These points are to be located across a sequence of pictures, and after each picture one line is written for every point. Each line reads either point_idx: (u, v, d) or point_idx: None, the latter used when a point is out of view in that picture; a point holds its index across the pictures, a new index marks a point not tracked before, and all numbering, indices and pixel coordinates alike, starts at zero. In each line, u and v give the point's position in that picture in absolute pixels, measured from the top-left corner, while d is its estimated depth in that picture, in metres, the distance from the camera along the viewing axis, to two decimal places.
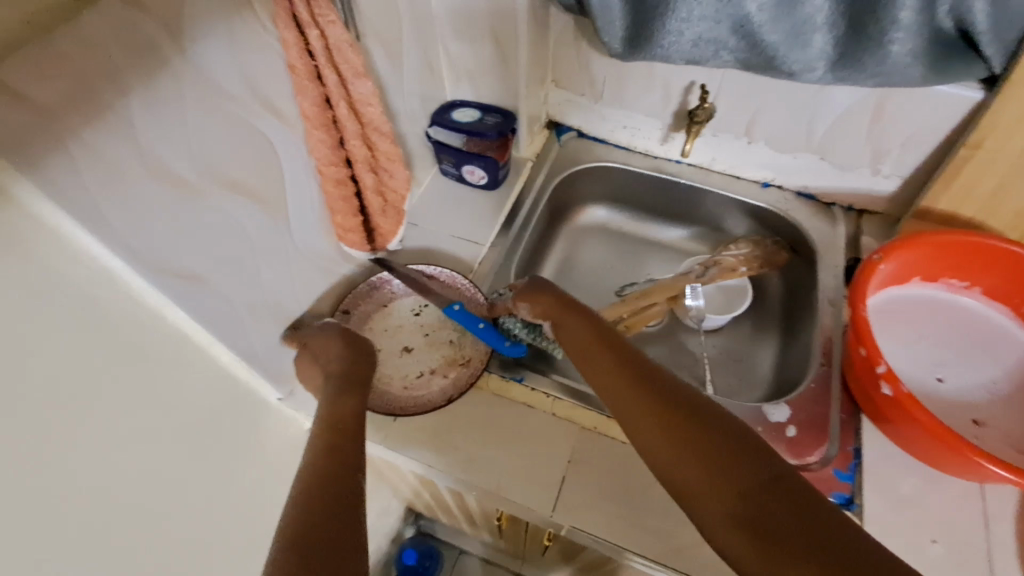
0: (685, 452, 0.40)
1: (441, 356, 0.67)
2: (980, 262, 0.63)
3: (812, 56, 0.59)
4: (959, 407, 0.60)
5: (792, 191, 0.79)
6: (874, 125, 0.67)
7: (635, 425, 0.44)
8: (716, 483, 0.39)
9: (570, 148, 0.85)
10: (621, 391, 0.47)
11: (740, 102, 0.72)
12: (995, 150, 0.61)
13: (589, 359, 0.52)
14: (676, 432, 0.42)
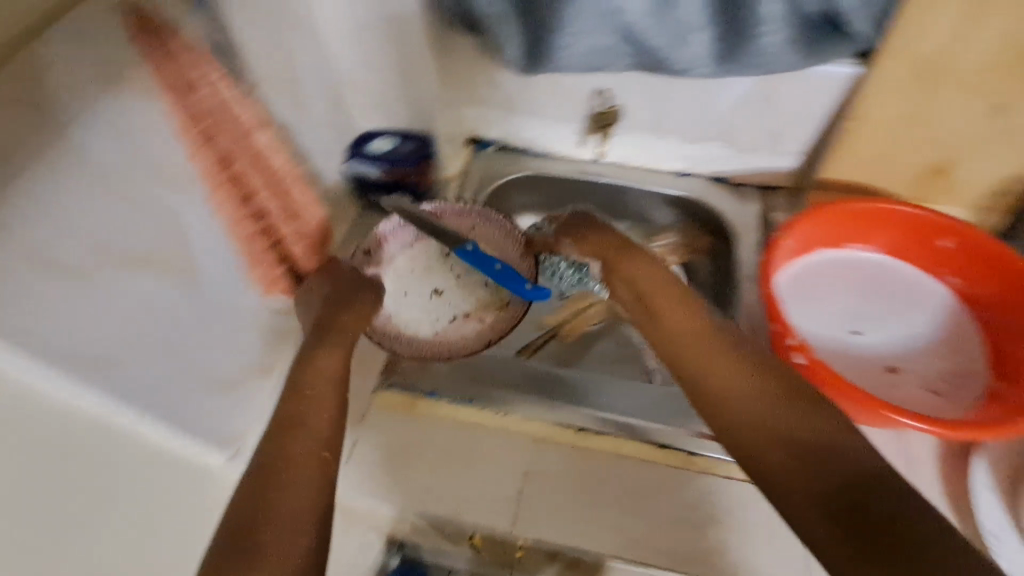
0: (768, 420, 0.45)
1: (474, 299, 0.77)
2: (874, 223, 0.67)
3: (697, 54, 0.62)
4: (876, 358, 0.65)
5: (708, 178, 0.82)
6: (769, 107, 0.71)
7: (726, 384, 0.49)
8: (779, 435, 0.44)
9: (491, 161, 0.87)
10: (714, 352, 0.52)
11: (643, 100, 0.75)
12: (877, 120, 0.66)
13: (684, 320, 0.57)
14: (747, 392, 0.48)
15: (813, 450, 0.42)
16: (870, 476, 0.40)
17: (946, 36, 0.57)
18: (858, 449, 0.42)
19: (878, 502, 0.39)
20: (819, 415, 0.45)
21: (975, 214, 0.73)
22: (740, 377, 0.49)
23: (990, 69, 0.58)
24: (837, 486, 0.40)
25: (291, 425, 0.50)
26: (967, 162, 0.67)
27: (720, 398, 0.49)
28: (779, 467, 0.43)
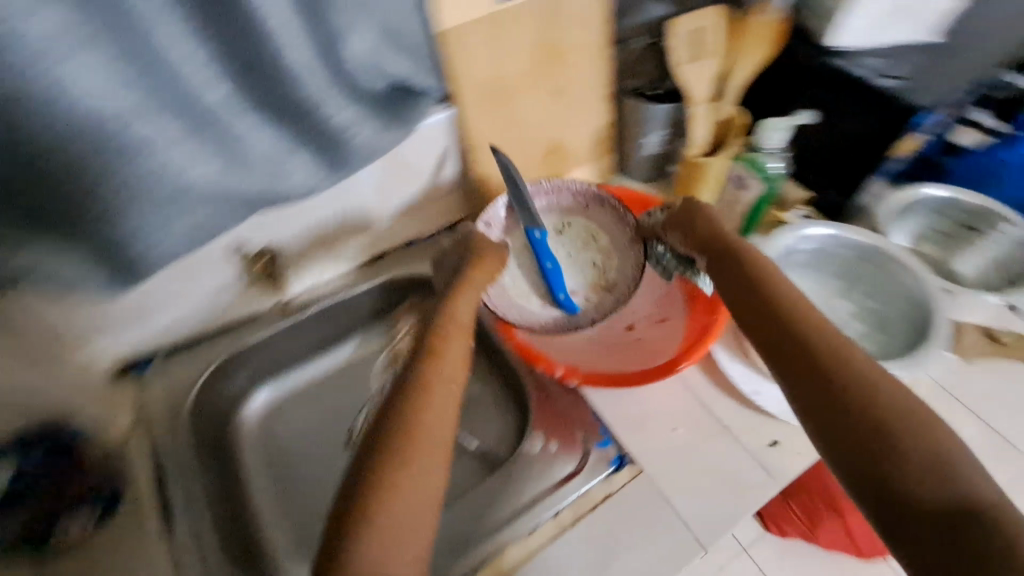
0: (880, 436, 0.43)
1: (585, 279, 0.74)
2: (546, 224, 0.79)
3: (303, 178, 0.59)
4: (613, 323, 0.73)
5: (403, 245, 0.85)
6: (406, 171, 0.73)
7: (840, 389, 0.46)
8: (874, 430, 0.43)
9: (168, 367, 0.73)
10: (828, 348, 0.48)
11: (289, 227, 0.69)
12: (488, 138, 0.75)
13: (781, 311, 0.52)
14: (861, 391, 0.45)
15: (899, 451, 0.42)
16: (954, 482, 0.40)
17: (489, 62, 0.67)
18: (951, 451, 0.41)
19: (963, 502, 0.39)
20: (912, 415, 0.43)
21: (598, 167, 0.89)
22: (848, 359, 0.47)
23: (533, 70, 0.72)
24: (913, 486, 0.40)
25: (431, 390, 0.50)
26: (566, 137, 0.82)
27: (822, 377, 0.47)
28: (863, 457, 0.43)
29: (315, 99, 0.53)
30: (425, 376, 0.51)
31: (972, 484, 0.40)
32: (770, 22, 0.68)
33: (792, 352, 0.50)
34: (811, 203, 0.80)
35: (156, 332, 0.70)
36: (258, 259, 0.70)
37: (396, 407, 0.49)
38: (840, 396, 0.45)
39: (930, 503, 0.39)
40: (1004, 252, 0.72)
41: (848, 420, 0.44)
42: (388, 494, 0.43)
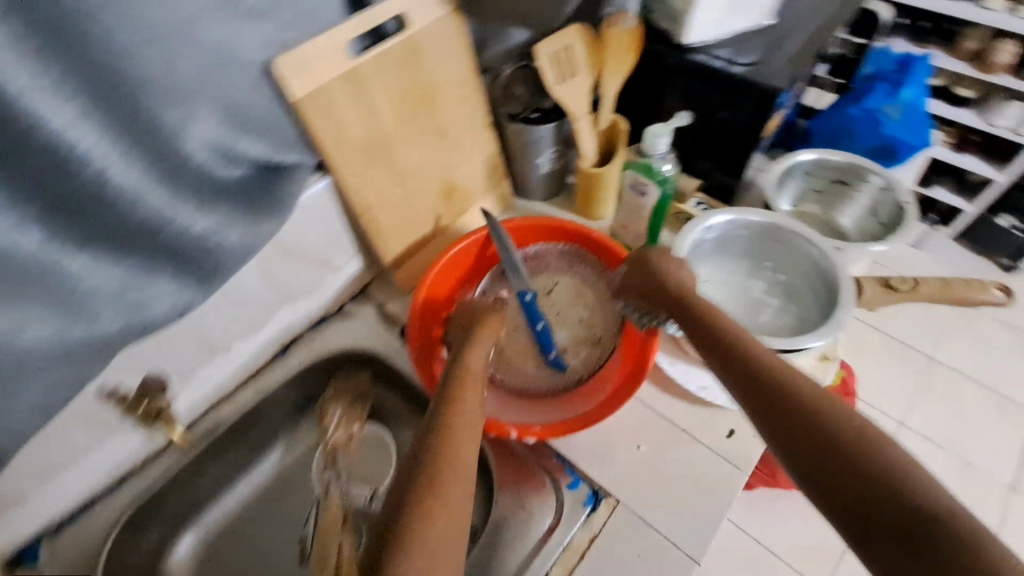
0: (833, 447, 0.47)
1: (571, 335, 0.74)
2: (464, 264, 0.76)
3: (170, 300, 0.51)
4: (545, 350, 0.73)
5: (308, 330, 0.77)
6: (290, 254, 0.66)
7: (792, 407, 0.50)
8: (834, 451, 0.46)
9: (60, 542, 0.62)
10: (774, 371, 0.53)
11: (171, 348, 0.61)
12: (375, 197, 0.69)
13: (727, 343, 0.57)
14: (807, 406, 0.49)
15: (859, 470, 0.45)
16: (912, 493, 0.43)
17: (359, 122, 0.63)
18: (906, 465, 0.45)
19: (924, 513, 0.42)
20: (866, 434, 0.47)
21: (498, 196, 0.86)
22: (800, 386, 0.51)
23: (404, 117, 0.68)
24: (876, 500, 0.43)
25: (454, 436, 0.51)
26: (457, 175, 0.78)
27: (782, 403, 0.50)
28: (827, 476, 0.46)
29: (162, 210, 0.46)
30: (449, 415, 0.53)
31: (929, 494, 0.43)
32: (629, 31, 0.68)
33: (744, 375, 0.54)
34: (701, 189, 0.85)
35: (30, 510, 0.58)
36: (138, 400, 0.60)
37: (425, 448, 0.50)
38: (800, 421, 0.49)
39: (892, 514, 0.43)
40: (874, 198, 0.79)
41: (803, 436, 0.48)
42: (422, 521, 0.45)
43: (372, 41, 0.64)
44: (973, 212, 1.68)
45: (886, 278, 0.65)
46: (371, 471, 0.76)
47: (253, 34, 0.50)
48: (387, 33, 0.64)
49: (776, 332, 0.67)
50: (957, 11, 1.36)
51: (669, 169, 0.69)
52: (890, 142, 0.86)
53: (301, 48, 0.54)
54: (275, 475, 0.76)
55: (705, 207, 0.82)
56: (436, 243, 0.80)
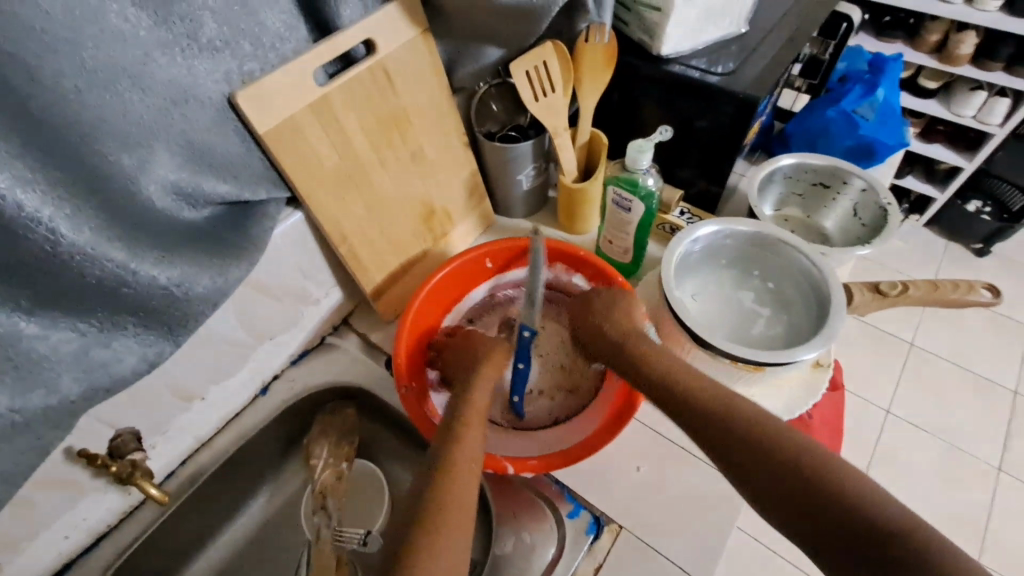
0: (780, 467, 0.47)
1: (549, 376, 0.73)
2: (450, 289, 0.73)
3: (135, 355, 0.47)
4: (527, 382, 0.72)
5: (287, 366, 0.74)
6: (266, 293, 0.64)
7: (734, 433, 0.51)
8: (784, 473, 0.47)
9: None
10: (709, 400, 0.53)
11: (144, 400, 0.57)
12: (353, 227, 0.66)
13: (664, 374, 0.57)
14: (748, 431, 0.50)
15: (809, 488, 0.45)
16: (871, 508, 0.42)
17: (330, 152, 0.60)
18: (855, 476, 0.45)
19: (884, 526, 0.41)
20: (806, 449, 0.47)
21: (478, 216, 0.84)
22: (741, 411, 0.52)
23: (377, 143, 0.65)
24: (833, 511, 0.43)
25: (455, 473, 0.49)
26: (436, 198, 0.76)
27: (723, 430, 0.51)
28: (782, 500, 0.46)
29: (125, 263, 0.43)
30: (453, 453, 0.51)
31: (884, 503, 0.43)
32: (603, 45, 0.68)
33: (684, 408, 0.54)
34: (683, 199, 0.84)
35: None
36: (106, 464, 0.55)
37: (425, 490, 0.48)
38: (743, 447, 0.50)
39: (852, 532, 0.42)
40: (855, 201, 0.79)
41: (749, 460, 0.49)
42: (431, 558, 0.42)
43: (340, 67, 0.61)
44: (944, 199, 1.72)
45: (875, 284, 0.65)
46: (365, 513, 0.72)
47: (209, 71, 0.47)
48: (356, 58, 0.62)
49: (768, 343, 0.66)
50: (918, 5, 1.38)
51: (653, 183, 0.68)
52: (866, 142, 0.86)
53: (263, 80, 0.52)
54: (263, 519, 0.73)
55: (689, 216, 0.81)
56: (419, 269, 0.78)
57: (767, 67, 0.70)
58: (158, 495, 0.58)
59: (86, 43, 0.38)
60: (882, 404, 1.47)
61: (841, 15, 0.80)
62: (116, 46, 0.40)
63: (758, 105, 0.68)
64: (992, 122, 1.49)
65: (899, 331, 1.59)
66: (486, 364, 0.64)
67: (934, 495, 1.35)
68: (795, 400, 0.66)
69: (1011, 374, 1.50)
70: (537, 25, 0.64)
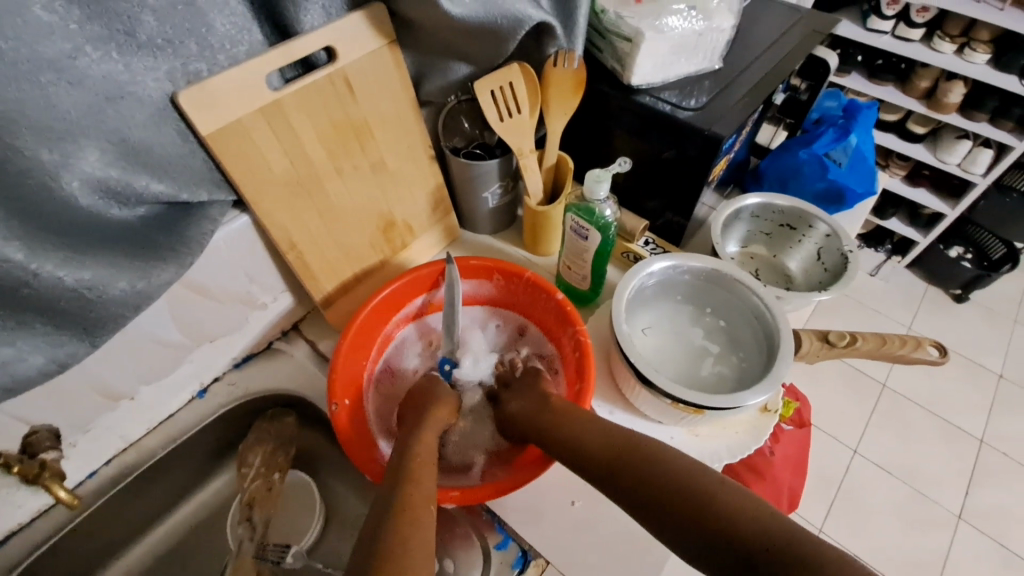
0: (669, 491, 0.47)
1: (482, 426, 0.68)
2: (403, 298, 0.71)
3: (43, 354, 0.46)
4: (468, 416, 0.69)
5: (229, 369, 0.73)
6: (207, 295, 0.62)
7: (626, 467, 0.50)
8: (682, 503, 0.46)
9: None
10: (597, 442, 0.53)
11: (63, 400, 0.56)
12: (302, 234, 0.65)
13: (564, 422, 0.56)
14: (636, 465, 0.50)
15: (691, 509, 0.45)
16: (755, 521, 0.43)
17: (280, 158, 0.59)
18: (751, 498, 0.45)
19: (762, 538, 0.42)
20: (689, 472, 0.48)
21: (443, 229, 0.83)
22: (637, 455, 0.51)
23: (334, 151, 0.64)
24: (724, 527, 0.44)
25: (414, 510, 0.47)
26: (396, 209, 0.75)
27: (633, 477, 0.49)
28: (686, 533, 0.45)
29: (22, 263, 0.42)
30: (405, 496, 0.48)
31: (772, 517, 0.43)
32: (572, 73, 0.67)
33: (580, 453, 0.53)
34: (650, 229, 0.83)
35: None
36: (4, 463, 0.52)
37: (377, 532, 0.45)
38: (648, 487, 0.48)
39: (739, 552, 0.43)
40: (818, 245, 0.78)
41: (641, 493, 0.49)
42: None
43: (299, 72, 0.60)
44: (926, 243, 1.72)
45: (825, 333, 0.64)
46: (293, 525, 0.70)
47: (149, 69, 0.46)
48: (317, 64, 0.61)
49: (714, 384, 0.65)
50: (910, 51, 1.39)
51: (612, 214, 0.66)
52: (836, 187, 0.86)
53: (210, 81, 0.50)
54: (192, 524, 0.71)
55: (654, 246, 0.80)
56: (374, 279, 0.76)
57: (737, 105, 0.69)
58: (66, 496, 0.55)
59: (6, 35, 0.37)
60: (849, 442, 1.47)
61: (819, 60, 0.80)
62: (42, 40, 0.39)
63: (724, 143, 0.67)
64: (975, 171, 1.50)
65: (872, 371, 1.59)
66: (436, 404, 0.62)
67: (892, 537, 1.34)
68: (739, 443, 0.65)
69: (979, 422, 1.51)
70: (504, 47, 0.63)
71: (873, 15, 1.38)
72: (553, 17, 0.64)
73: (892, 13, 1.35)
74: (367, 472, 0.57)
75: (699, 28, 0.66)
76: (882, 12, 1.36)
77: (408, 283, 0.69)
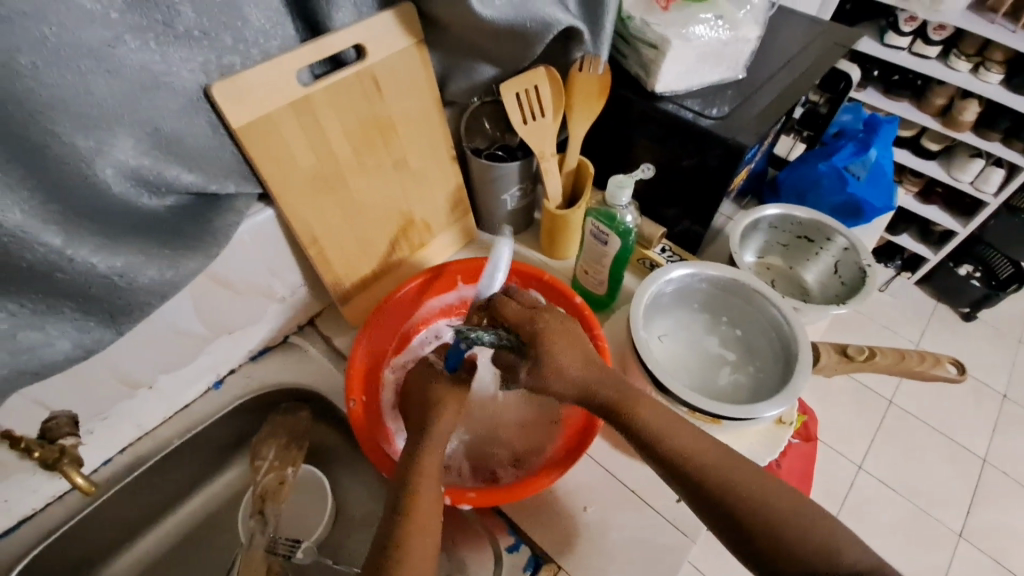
0: (744, 501, 0.48)
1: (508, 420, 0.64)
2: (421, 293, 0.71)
3: (72, 340, 0.46)
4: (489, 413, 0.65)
5: (245, 362, 0.73)
6: (228, 287, 0.62)
7: (699, 467, 0.50)
8: (757, 515, 0.47)
9: None
10: (676, 435, 0.52)
11: (83, 386, 0.56)
12: (324, 229, 0.65)
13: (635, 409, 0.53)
14: (713, 469, 0.50)
15: (768, 522, 0.47)
16: (828, 546, 0.45)
17: (307, 154, 0.60)
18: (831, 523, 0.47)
19: (832, 561, 0.45)
20: (766, 488, 0.49)
21: (461, 229, 0.83)
22: (714, 457, 0.50)
23: (359, 147, 0.64)
24: (794, 544, 0.46)
25: (423, 515, 0.48)
26: (416, 208, 0.75)
27: (709, 479, 0.49)
28: (750, 539, 0.47)
29: (59, 248, 0.42)
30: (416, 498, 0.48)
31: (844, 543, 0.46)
32: (598, 77, 0.67)
33: (656, 444, 0.52)
34: (667, 236, 0.83)
35: None
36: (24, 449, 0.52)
37: (386, 542, 0.46)
38: (727, 494, 0.48)
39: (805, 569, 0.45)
40: (836, 257, 0.78)
41: (714, 492, 0.49)
42: None
43: (328, 68, 0.61)
44: (936, 261, 1.72)
45: (843, 347, 0.64)
46: (304, 520, 0.70)
47: (185, 60, 0.47)
48: (346, 61, 0.61)
49: (730, 393, 0.65)
50: (927, 69, 1.39)
51: (632, 220, 0.66)
52: (854, 200, 0.86)
53: (242, 74, 0.51)
54: (202, 514, 0.71)
55: (670, 253, 0.80)
56: (391, 276, 0.77)
57: (760, 116, 0.69)
58: (83, 485, 0.56)
59: (49, 21, 0.38)
60: (855, 458, 1.46)
61: (841, 73, 0.80)
62: (83, 27, 0.39)
63: (746, 153, 0.67)
64: (988, 190, 1.50)
65: (878, 387, 1.58)
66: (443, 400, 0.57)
67: (896, 555, 1.33)
68: (752, 455, 0.65)
69: (982, 442, 1.49)
70: (531, 51, 0.63)
71: (891, 31, 1.38)
72: (581, 22, 0.64)
73: (909, 30, 1.35)
74: (382, 469, 0.57)
75: (725, 38, 0.66)
76: (900, 28, 1.36)
77: (427, 277, 0.70)
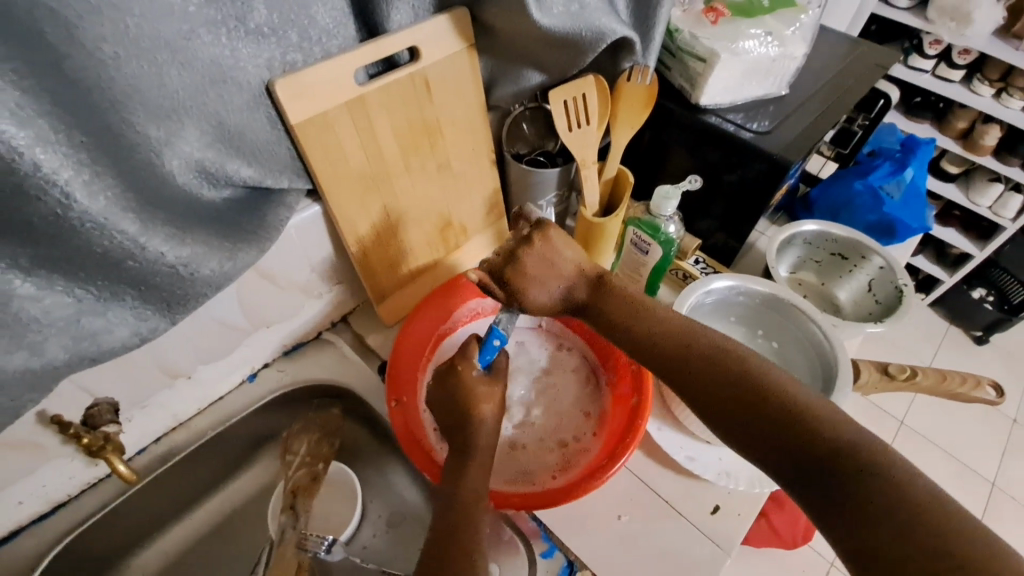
0: (726, 387, 0.49)
1: (544, 426, 0.65)
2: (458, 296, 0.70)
3: (131, 328, 0.46)
4: (531, 424, 0.65)
5: (278, 356, 0.73)
6: (272, 281, 0.63)
7: (680, 358, 0.52)
8: (738, 395, 0.48)
9: None
10: (660, 333, 0.54)
11: (128, 374, 0.56)
12: (368, 229, 0.66)
13: (625, 313, 0.56)
14: (698, 363, 0.51)
15: (750, 403, 0.47)
16: (816, 426, 0.44)
17: (358, 153, 0.60)
18: (816, 399, 0.46)
19: (820, 441, 0.43)
20: (748, 375, 0.48)
21: (494, 233, 0.83)
22: (694, 350, 0.52)
23: (406, 149, 0.65)
24: (779, 424, 0.45)
25: (467, 523, 0.48)
26: (453, 211, 0.75)
27: (692, 369, 0.51)
28: (738, 422, 0.48)
29: (134, 237, 0.42)
30: (460, 509, 0.49)
31: (842, 430, 0.43)
32: (645, 87, 0.68)
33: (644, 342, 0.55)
34: (701, 249, 0.83)
35: None
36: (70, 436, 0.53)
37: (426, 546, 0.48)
38: (710, 384, 0.50)
39: (792, 449, 0.44)
40: (872, 276, 0.78)
41: (697, 383, 0.51)
42: None
43: (381, 69, 0.61)
44: (950, 283, 1.72)
45: (885, 366, 0.64)
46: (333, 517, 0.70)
47: (253, 55, 0.47)
48: (399, 63, 0.62)
49: None
50: (949, 91, 1.39)
51: (675, 231, 0.67)
52: (887, 220, 0.89)
53: (306, 71, 0.51)
54: (230, 507, 0.71)
55: (704, 266, 0.80)
56: (427, 278, 0.77)
57: (803, 133, 0.70)
58: (122, 472, 0.57)
59: (133, 12, 0.38)
60: None
61: (880, 92, 0.80)
62: (162, 18, 0.40)
63: (790, 169, 0.67)
64: (1005, 216, 1.50)
65: (891, 407, 1.58)
66: (482, 399, 0.55)
67: None
68: None
69: (992, 465, 1.49)
70: (582, 59, 0.64)
71: (915, 53, 1.39)
72: (633, 33, 0.65)
73: (933, 53, 1.36)
74: (428, 475, 0.57)
75: (774, 54, 0.67)
76: (924, 51, 1.36)
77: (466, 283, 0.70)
